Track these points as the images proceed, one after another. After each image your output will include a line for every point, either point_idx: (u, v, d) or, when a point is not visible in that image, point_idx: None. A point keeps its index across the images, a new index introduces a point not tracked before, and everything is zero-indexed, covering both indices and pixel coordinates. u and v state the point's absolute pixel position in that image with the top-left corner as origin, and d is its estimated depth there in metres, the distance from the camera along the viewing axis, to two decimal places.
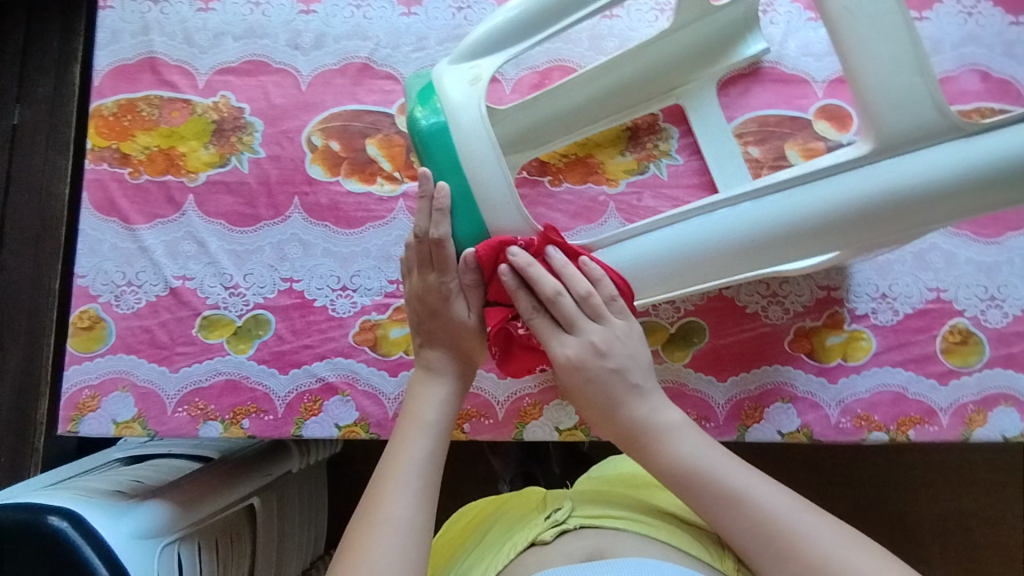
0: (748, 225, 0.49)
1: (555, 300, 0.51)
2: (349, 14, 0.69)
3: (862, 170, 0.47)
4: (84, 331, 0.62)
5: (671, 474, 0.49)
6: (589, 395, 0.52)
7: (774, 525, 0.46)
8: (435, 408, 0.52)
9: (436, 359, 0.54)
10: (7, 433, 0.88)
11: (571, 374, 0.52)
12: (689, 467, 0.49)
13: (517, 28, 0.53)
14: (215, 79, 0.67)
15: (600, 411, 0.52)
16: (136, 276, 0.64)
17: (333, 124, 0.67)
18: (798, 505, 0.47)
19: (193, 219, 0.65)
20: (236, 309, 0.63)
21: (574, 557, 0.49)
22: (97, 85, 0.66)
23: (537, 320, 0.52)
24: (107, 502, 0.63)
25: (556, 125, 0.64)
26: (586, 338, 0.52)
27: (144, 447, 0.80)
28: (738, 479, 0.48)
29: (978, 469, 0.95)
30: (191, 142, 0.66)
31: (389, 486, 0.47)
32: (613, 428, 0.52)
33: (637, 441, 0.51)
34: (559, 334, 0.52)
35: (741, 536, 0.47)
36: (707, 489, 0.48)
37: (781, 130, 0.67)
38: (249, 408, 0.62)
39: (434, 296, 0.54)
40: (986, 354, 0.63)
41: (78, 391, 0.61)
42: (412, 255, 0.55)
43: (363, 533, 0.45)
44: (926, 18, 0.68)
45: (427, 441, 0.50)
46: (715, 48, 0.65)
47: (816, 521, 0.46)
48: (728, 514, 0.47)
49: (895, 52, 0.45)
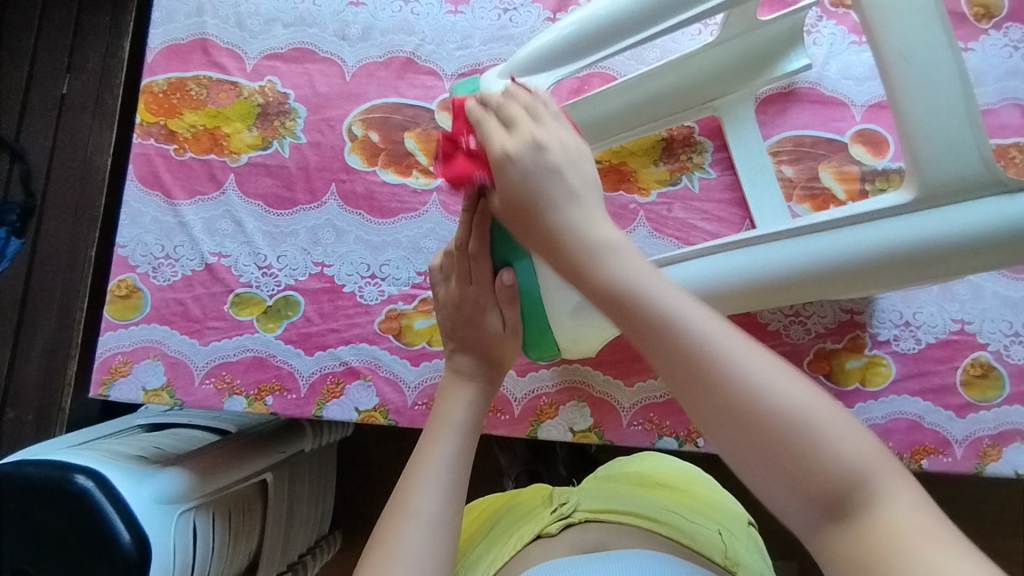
0: (784, 264, 0.50)
1: (500, 102, 0.47)
2: (397, 9, 0.70)
3: (903, 219, 0.47)
4: (121, 300, 0.64)
5: (600, 291, 0.39)
6: (519, 188, 0.43)
7: (715, 357, 0.36)
8: (462, 407, 0.53)
9: (466, 364, 0.55)
10: (35, 390, 0.91)
11: (509, 171, 0.44)
12: (624, 283, 0.39)
13: (569, 46, 0.54)
14: (264, 63, 0.69)
15: (530, 218, 0.43)
16: (174, 250, 0.66)
17: (374, 115, 0.68)
18: (751, 343, 0.37)
19: (233, 198, 0.67)
20: (268, 289, 0.65)
21: (578, 548, 0.50)
22: (150, 62, 0.68)
23: (488, 120, 0.46)
24: (128, 465, 0.65)
25: (588, 131, 0.64)
26: (530, 133, 0.45)
27: (165, 415, 0.82)
28: (684, 303, 0.38)
29: (989, 502, 0.94)
30: (236, 124, 0.68)
31: (419, 481, 0.48)
32: (541, 240, 0.43)
33: (563, 251, 0.41)
34: (504, 131, 0.46)
35: (673, 368, 0.37)
36: (645, 310, 0.38)
37: (816, 151, 0.67)
38: (273, 386, 0.63)
39: (470, 306, 0.55)
40: (1006, 390, 0.63)
41: (111, 356, 0.63)
42: (447, 264, 0.57)
43: (394, 524, 0.46)
44: (971, 49, 0.68)
45: (455, 442, 0.51)
46: (760, 63, 0.65)
47: (772, 366, 0.36)
48: (666, 340, 0.37)
49: (947, 101, 0.45)
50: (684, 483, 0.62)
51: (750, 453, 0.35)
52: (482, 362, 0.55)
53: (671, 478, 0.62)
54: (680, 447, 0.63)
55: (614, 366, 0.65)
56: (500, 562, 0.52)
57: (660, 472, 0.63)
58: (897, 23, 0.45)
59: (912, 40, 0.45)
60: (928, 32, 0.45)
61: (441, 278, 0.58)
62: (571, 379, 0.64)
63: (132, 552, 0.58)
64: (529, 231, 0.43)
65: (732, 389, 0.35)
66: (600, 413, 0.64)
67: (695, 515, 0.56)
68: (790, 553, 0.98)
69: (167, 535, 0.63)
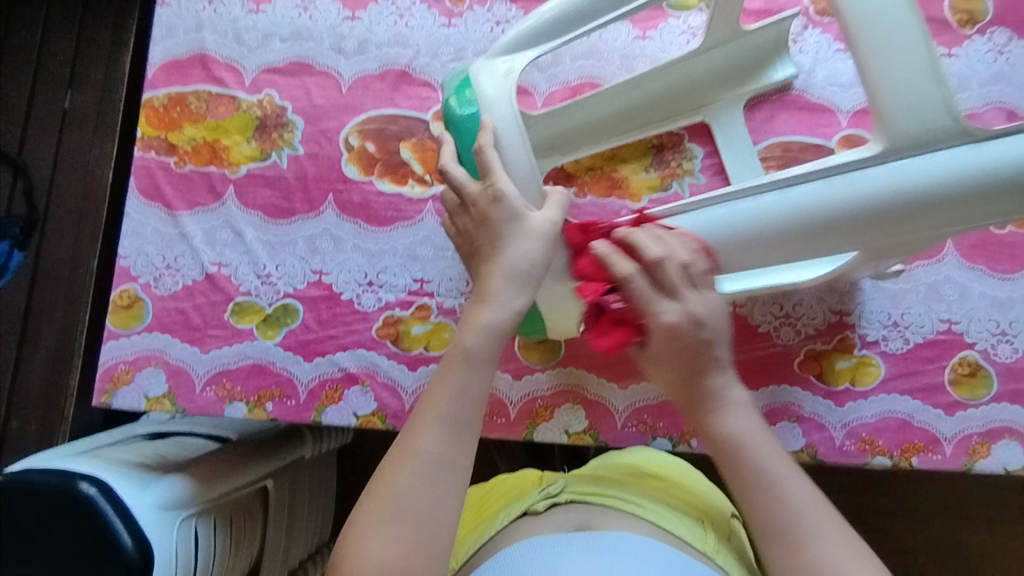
0: (753, 218, 0.52)
1: (660, 264, 0.50)
2: (392, 22, 0.72)
3: (873, 169, 0.49)
4: (123, 309, 0.66)
5: (716, 440, 0.50)
6: (675, 352, 0.51)
7: (799, 525, 0.46)
8: (480, 336, 0.48)
9: (488, 266, 0.50)
10: (38, 399, 0.93)
11: (659, 338, 0.51)
12: (742, 441, 0.49)
13: (537, 31, 0.56)
14: (262, 77, 0.71)
15: (678, 368, 0.51)
16: (175, 260, 0.67)
17: (370, 126, 0.70)
18: (831, 516, 0.47)
19: (232, 209, 0.68)
20: (267, 297, 0.66)
21: (562, 527, 0.51)
22: (150, 77, 0.70)
23: (640, 281, 0.50)
24: (132, 473, 0.66)
25: (583, 133, 0.66)
26: (677, 307, 0.50)
27: (167, 424, 0.83)
28: (782, 471, 0.48)
29: (990, 505, 0.94)
30: (235, 136, 0.69)
31: (426, 418, 0.46)
32: (677, 389, 0.52)
33: (700, 405, 0.51)
34: (656, 296, 0.51)
35: (765, 522, 0.47)
36: (757, 469, 0.48)
37: (803, 157, 0.68)
38: (273, 392, 0.64)
39: (480, 204, 0.51)
40: (994, 388, 0.64)
41: (114, 365, 0.65)
42: (450, 203, 0.54)
43: (395, 464, 0.45)
44: (955, 55, 0.69)
45: (465, 375, 0.47)
46: (747, 69, 0.67)
47: (842, 541, 0.45)
48: (762, 497, 0.47)
49: (907, 64, 0.48)
50: (673, 474, 0.62)
51: None
52: (510, 282, 0.49)
53: (662, 469, 0.62)
54: (674, 448, 0.64)
55: (608, 368, 0.66)
56: (486, 537, 0.53)
57: (651, 463, 0.63)
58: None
59: (873, 10, 0.48)
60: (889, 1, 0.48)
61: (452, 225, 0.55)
62: (565, 382, 0.66)
63: (135, 556, 0.59)
64: (669, 384, 0.52)
65: (805, 555, 0.45)
66: (594, 416, 0.65)
67: (680, 507, 0.56)
68: None
69: (169, 540, 0.64)
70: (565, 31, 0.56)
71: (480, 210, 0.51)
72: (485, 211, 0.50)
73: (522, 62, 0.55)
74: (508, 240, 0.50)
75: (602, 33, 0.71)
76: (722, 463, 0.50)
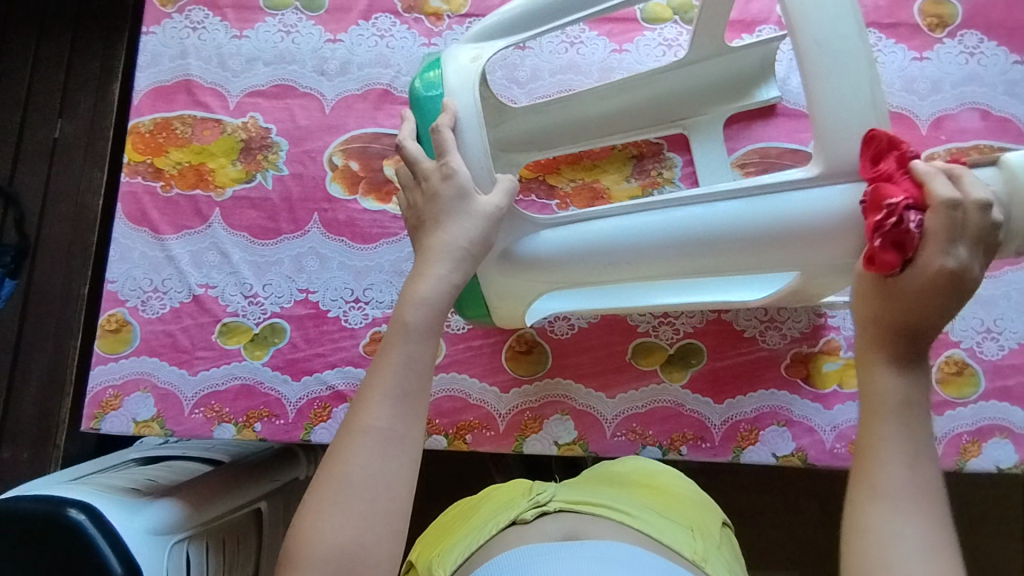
0: (695, 229, 0.49)
1: (977, 211, 0.41)
2: (373, 43, 0.73)
3: (811, 192, 0.47)
4: (111, 333, 0.66)
5: (874, 391, 0.41)
6: (926, 280, 0.41)
7: (903, 497, 0.38)
8: (419, 310, 0.47)
9: (432, 241, 0.50)
10: (31, 427, 0.93)
11: (928, 273, 0.41)
12: (905, 405, 0.40)
13: (499, 27, 0.56)
14: (246, 101, 0.72)
15: (902, 295, 0.42)
16: (163, 283, 0.67)
17: (353, 145, 0.71)
18: (943, 520, 0.38)
19: (218, 231, 0.69)
20: (254, 317, 0.67)
21: (550, 536, 0.50)
22: (137, 104, 0.71)
23: (950, 214, 0.40)
24: (122, 498, 0.66)
25: (561, 131, 0.68)
26: (970, 259, 0.41)
27: (159, 448, 0.82)
28: (923, 448, 0.40)
29: (996, 508, 0.92)
30: (220, 159, 0.70)
31: (371, 394, 0.45)
32: (883, 319, 0.42)
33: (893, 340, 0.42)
34: (954, 239, 0.41)
35: (869, 475, 0.39)
36: (903, 431, 0.40)
37: (782, 162, 0.69)
38: (261, 412, 0.64)
39: (432, 180, 0.50)
40: (981, 386, 0.64)
41: (103, 390, 0.65)
42: (402, 178, 0.54)
43: (342, 445, 0.44)
44: (927, 58, 0.70)
45: (408, 349, 0.46)
46: (734, 83, 0.68)
47: (936, 542, 0.37)
48: (886, 450, 0.40)
49: (856, 85, 0.46)
50: (663, 480, 0.60)
51: None
52: (449, 256, 0.49)
53: (651, 475, 0.60)
54: (664, 456, 0.64)
55: (595, 378, 0.66)
56: (473, 548, 0.53)
57: (641, 472, 0.60)
58: (814, 11, 0.47)
59: (826, 29, 0.47)
60: (842, 23, 0.47)
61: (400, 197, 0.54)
62: (553, 393, 0.66)
63: None
64: (874, 320, 0.43)
65: (889, 517, 0.38)
66: (583, 426, 0.65)
67: (669, 513, 0.55)
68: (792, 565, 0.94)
69: (160, 564, 0.63)
70: (535, 26, 0.56)
71: (430, 187, 0.50)
72: (434, 188, 0.50)
73: (489, 51, 0.55)
74: (449, 219, 0.50)
75: (579, 48, 0.73)
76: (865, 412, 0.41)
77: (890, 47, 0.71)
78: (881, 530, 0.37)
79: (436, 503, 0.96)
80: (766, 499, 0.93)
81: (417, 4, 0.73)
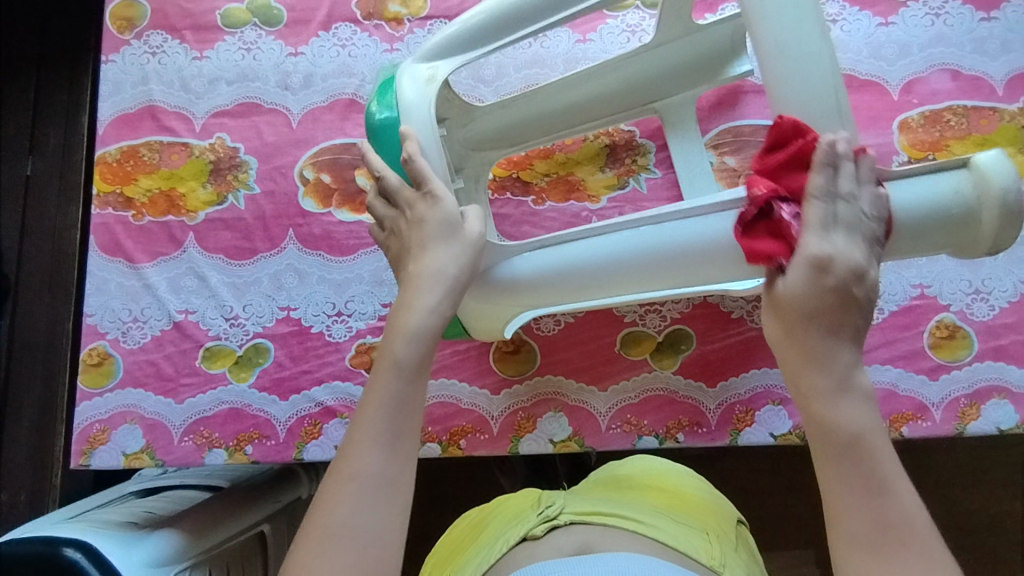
0: (685, 239, 0.48)
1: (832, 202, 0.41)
2: (335, 54, 0.72)
3: None
4: (93, 367, 0.65)
5: (825, 426, 0.39)
6: (806, 283, 0.40)
7: (896, 536, 0.37)
8: (409, 344, 0.45)
9: (423, 265, 0.47)
10: (28, 467, 0.92)
11: (805, 272, 0.40)
12: (853, 436, 0.39)
13: (451, 43, 0.55)
14: (211, 121, 0.71)
15: (812, 315, 0.40)
16: (142, 312, 0.67)
17: (323, 157, 0.70)
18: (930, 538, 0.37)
19: (194, 255, 0.68)
20: (237, 339, 0.66)
21: (563, 552, 0.49)
22: (101, 134, 0.71)
23: (823, 208, 0.40)
24: (119, 534, 0.65)
25: (532, 126, 0.66)
26: (851, 244, 0.41)
27: (158, 479, 0.81)
28: (884, 473, 0.38)
29: (1004, 469, 0.91)
30: (190, 183, 0.69)
31: (361, 438, 0.43)
32: (802, 330, 0.40)
33: (811, 363, 0.40)
34: (826, 228, 0.40)
35: (842, 522, 0.38)
36: (854, 464, 0.39)
37: (755, 139, 0.68)
38: (251, 435, 0.64)
39: (416, 207, 0.49)
40: (975, 348, 0.63)
41: (90, 425, 0.64)
42: (378, 209, 0.52)
43: (331, 488, 0.42)
44: (892, 23, 0.70)
45: (398, 387, 0.44)
46: (711, 63, 0.65)
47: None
48: (847, 488, 0.38)
49: (820, 90, 0.45)
50: (672, 482, 0.61)
51: None
52: (436, 283, 0.47)
53: (663, 479, 0.61)
54: (661, 444, 0.64)
55: (587, 372, 0.65)
56: (486, 566, 0.51)
57: (651, 472, 0.62)
58: (772, 14, 0.46)
59: (786, 32, 0.46)
60: (804, 25, 0.46)
61: (381, 230, 0.52)
62: (545, 391, 0.65)
63: None
64: (783, 331, 0.42)
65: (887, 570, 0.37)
66: (577, 421, 0.64)
67: (682, 518, 0.55)
68: (805, 543, 0.91)
69: None
70: (489, 40, 0.55)
71: (416, 214, 0.49)
72: (420, 215, 0.49)
73: (445, 70, 0.54)
74: (437, 245, 0.48)
75: (543, 41, 0.72)
76: (819, 451, 0.40)
77: (855, 15, 0.70)
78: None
79: (441, 510, 0.95)
80: (769, 480, 0.92)
81: (376, 11, 0.72)
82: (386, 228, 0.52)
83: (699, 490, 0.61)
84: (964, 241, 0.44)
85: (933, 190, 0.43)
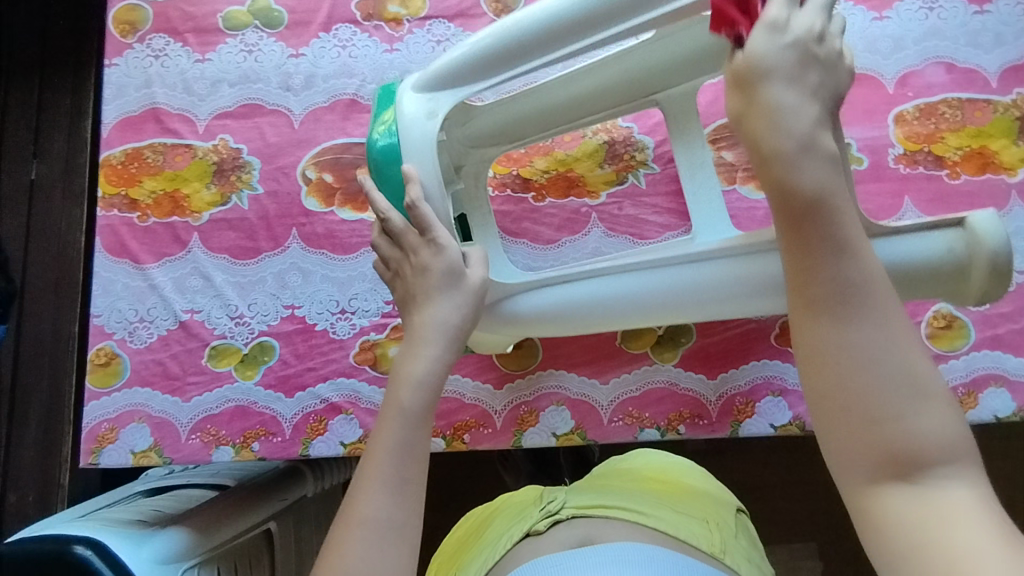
0: (693, 281, 0.53)
1: None
2: (336, 54, 0.73)
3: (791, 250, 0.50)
4: (101, 367, 0.66)
5: (787, 192, 0.36)
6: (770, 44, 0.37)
7: (857, 300, 0.35)
8: (414, 393, 0.46)
9: (427, 314, 0.49)
10: (36, 468, 0.93)
11: (767, 33, 0.37)
12: (819, 196, 0.35)
13: (446, 75, 0.55)
14: (215, 123, 0.72)
15: (774, 74, 0.36)
16: (148, 312, 0.68)
17: (325, 157, 0.71)
18: (890, 305, 0.35)
19: (199, 255, 0.69)
20: (242, 337, 0.67)
21: (565, 545, 0.50)
22: (106, 137, 0.71)
23: None
24: (129, 531, 0.65)
25: (530, 121, 0.64)
26: (815, 19, 0.38)
27: (165, 479, 0.82)
28: (850, 240, 0.36)
29: (1003, 458, 0.92)
30: (194, 184, 0.70)
31: (369, 485, 0.44)
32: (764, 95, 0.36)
33: (773, 129, 0.36)
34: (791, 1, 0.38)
35: (808, 291, 0.35)
36: (823, 229, 0.35)
37: None
38: (258, 432, 0.64)
39: (418, 253, 0.50)
40: (972, 337, 0.64)
41: (98, 425, 0.65)
42: (383, 248, 0.53)
43: (342, 533, 0.43)
44: (887, 17, 0.70)
45: (403, 435, 0.45)
46: (714, 58, 0.61)
47: (888, 339, 0.35)
48: (814, 256, 0.35)
49: None
50: (674, 475, 0.61)
51: (846, 425, 0.35)
52: (439, 334, 0.48)
53: (665, 472, 0.62)
54: (663, 437, 0.64)
55: (588, 366, 0.66)
56: (491, 561, 0.52)
57: (653, 467, 0.63)
58: None
59: None
60: None
61: (386, 269, 0.54)
62: (547, 385, 0.66)
63: None
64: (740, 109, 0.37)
65: (843, 334, 0.35)
66: (580, 415, 0.65)
67: (683, 509, 0.55)
68: (807, 534, 0.92)
69: None
70: (484, 75, 0.54)
71: (419, 261, 0.50)
72: (423, 262, 0.50)
73: (445, 104, 0.54)
74: (440, 295, 0.49)
75: None
76: (781, 220, 0.36)
77: (850, 9, 0.71)
78: (834, 344, 0.35)
79: (445, 506, 0.96)
80: (771, 472, 0.93)
81: (376, 12, 0.73)
82: (390, 268, 0.53)
83: (701, 481, 0.62)
84: (956, 289, 0.50)
85: (928, 245, 0.48)
